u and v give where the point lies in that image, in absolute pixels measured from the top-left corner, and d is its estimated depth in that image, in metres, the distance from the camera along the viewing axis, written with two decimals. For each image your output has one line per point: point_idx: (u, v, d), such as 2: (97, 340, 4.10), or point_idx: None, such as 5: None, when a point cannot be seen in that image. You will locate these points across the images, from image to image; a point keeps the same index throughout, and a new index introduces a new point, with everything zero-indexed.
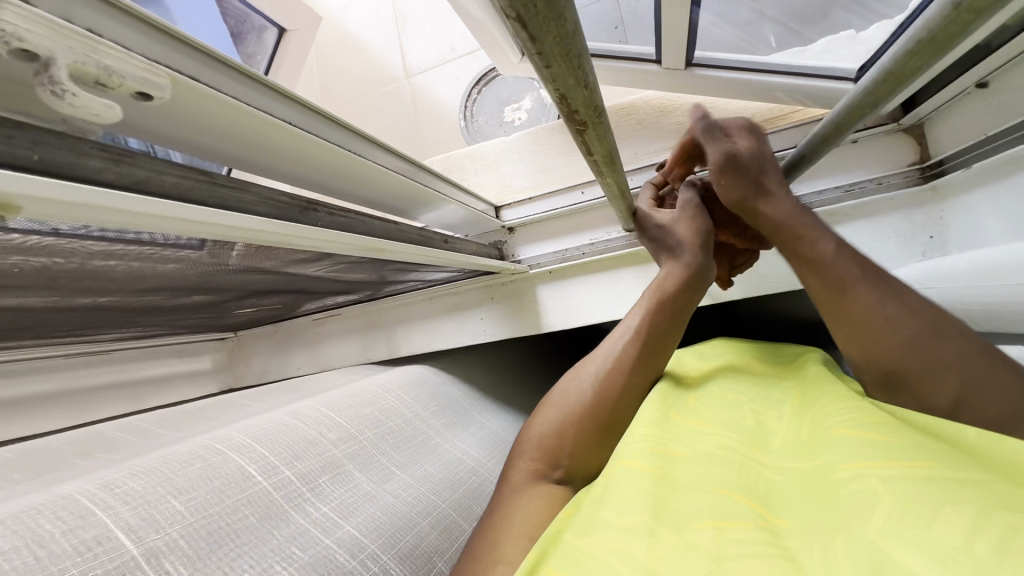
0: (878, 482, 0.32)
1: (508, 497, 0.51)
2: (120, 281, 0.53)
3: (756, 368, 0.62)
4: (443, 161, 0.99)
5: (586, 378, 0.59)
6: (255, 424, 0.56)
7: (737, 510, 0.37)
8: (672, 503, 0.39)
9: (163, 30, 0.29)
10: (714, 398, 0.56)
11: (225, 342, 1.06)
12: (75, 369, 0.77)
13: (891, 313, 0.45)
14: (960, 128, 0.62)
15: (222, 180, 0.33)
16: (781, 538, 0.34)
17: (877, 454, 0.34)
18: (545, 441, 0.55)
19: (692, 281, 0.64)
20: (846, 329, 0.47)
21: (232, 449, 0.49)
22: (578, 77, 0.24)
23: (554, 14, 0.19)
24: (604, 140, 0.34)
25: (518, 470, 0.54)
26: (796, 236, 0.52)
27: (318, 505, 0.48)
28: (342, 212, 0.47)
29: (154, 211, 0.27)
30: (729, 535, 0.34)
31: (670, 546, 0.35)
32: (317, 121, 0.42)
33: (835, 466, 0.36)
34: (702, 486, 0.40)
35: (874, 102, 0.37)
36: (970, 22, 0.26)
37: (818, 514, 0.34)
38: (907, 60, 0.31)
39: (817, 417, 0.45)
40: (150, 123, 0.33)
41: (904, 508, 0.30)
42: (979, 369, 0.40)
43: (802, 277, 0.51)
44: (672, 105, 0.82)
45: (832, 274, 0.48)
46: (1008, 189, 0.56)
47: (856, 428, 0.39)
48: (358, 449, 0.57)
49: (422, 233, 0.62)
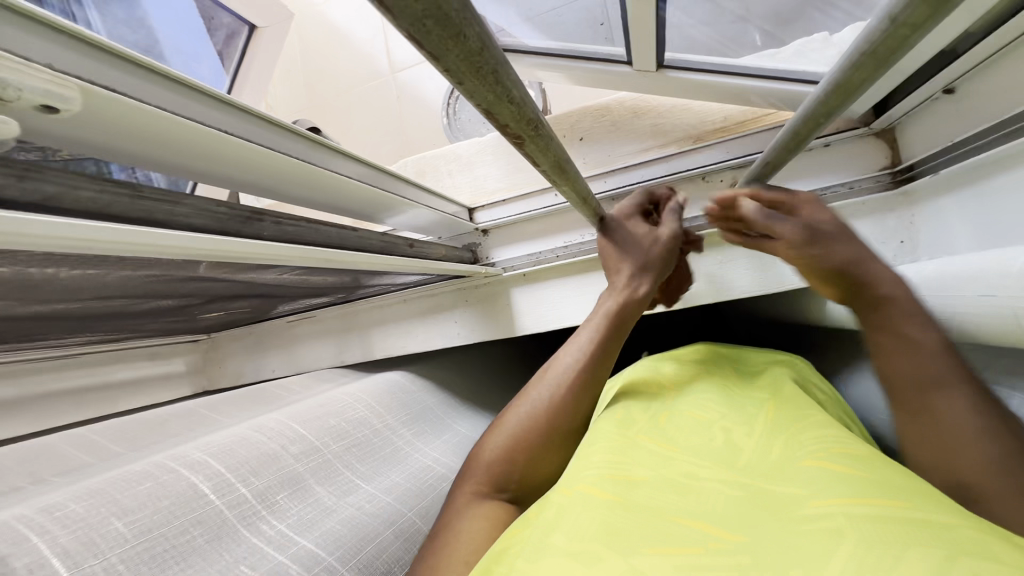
0: (847, 519, 0.33)
1: (452, 516, 0.52)
2: (70, 296, 0.51)
3: (719, 379, 0.62)
4: (417, 162, 0.97)
5: (531, 397, 0.60)
6: (214, 437, 0.54)
7: (690, 536, 0.36)
8: (621, 525, 0.38)
9: (66, 34, 0.28)
10: (681, 415, 0.55)
11: (200, 344, 1.02)
12: (43, 374, 0.72)
13: (982, 421, 0.40)
14: (929, 133, 0.62)
15: (150, 196, 0.35)
16: (731, 557, 0.34)
17: (846, 489, 0.36)
18: (490, 461, 0.57)
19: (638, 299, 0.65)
20: (923, 425, 0.43)
21: (186, 466, 0.47)
22: (498, 93, 0.23)
23: (452, 33, 0.18)
24: (549, 150, 0.34)
25: (466, 487, 0.55)
26: (881, 307, 0.47)
27: (272, 522, 0.47)
28: (291, 221, 0.48)
29: (60, 234, 0.28)
30: (676, 562, 0.34)
31: (617, 569, 0.34)
32: (259, 127, 0.42)
33: (803, 501, 0.37)
34: (657, 512, 0.40)
35: (827, 114, 0.37)
36: (908, 36, 0.25)
37: (775, 539, 0.35)
38: (853, 72, 0.30)
39: (785, 442, 0.45)
40: (75, 134, 0.32)
41: (870, 547, 0.31)
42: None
43: (879, 353, 0.47)
44: (646, 107, 0.81)
45: (918, 361, 0.44)
46: (975, 194, 0.56)
47: (828, 459, 0.40)
48: (320, 461, 0.56)
49: (384, 239, 0.62)
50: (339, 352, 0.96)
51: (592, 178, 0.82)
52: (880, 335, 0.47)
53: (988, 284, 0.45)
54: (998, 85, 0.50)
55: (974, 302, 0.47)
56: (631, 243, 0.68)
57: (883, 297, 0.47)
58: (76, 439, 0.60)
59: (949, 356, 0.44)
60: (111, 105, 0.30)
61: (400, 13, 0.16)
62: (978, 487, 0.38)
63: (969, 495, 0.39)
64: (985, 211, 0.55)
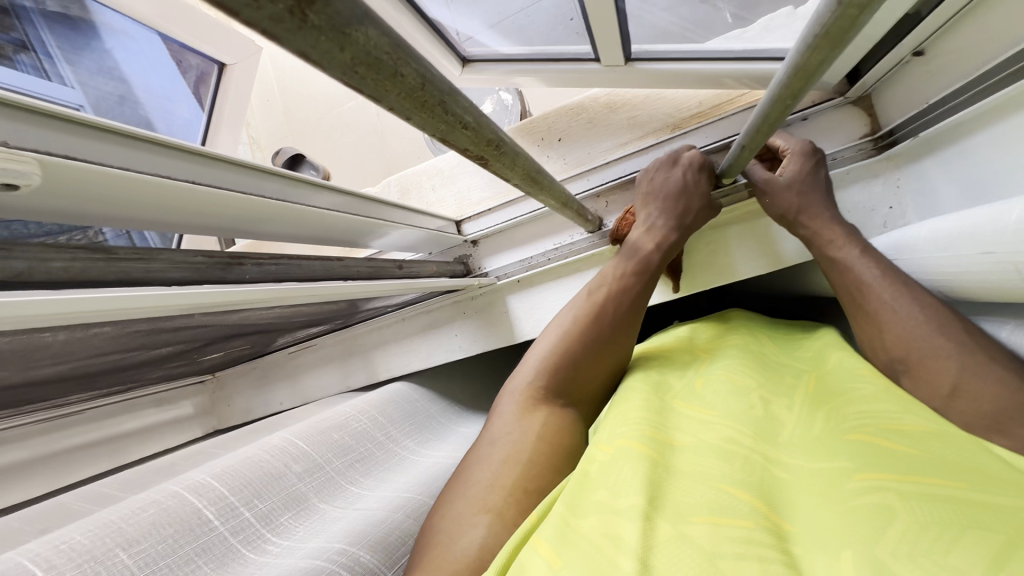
0: (897, 498, 0.35)
1: (504, 426, 0.55)
2: (58, 361, 0.50)
3: (763, 344, 0.63)
4: (400, 180, 0.97)
5: (590, 301, 0.65)
6: (219, 462, 0.54)
7: (738, 505, 0.38)
8: (667, 489, 0.41)
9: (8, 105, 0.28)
10: (717, 378, 0.55)
11: (206, 384, 1.02)
12: (56, 432, 0.72)
13: (899, 311, 0.53)
14: (904, 97, 0.62)
15: (124, 255, 0.36)
16: (784, 541, 0.36)
17: (891, 467, 0.37)
18: (541, 374, 0.60)
19: (672, 250, 0.70)
20: (866, 324, 0.56)
21: (190, 491, 0.47)
22: (450, 123, 0.23)
23: (388, 75, 0.18)
24: (517, 164, 0.34)
25: (517, 396, 0.58)
26: (826, 242, 0.62)
27: (277, 542, 0.47)
28: (273, 260, 0.49)
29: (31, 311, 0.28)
30: (726, 532, 0.36)
31: (667, 538, 0.37)
32: (227, 171, 0.43)
33: (846, 473, 0.39)
34: (700, 476, 0.42)
35: (793, 95, 0.36)
36: (857, 15, 0.25)
37: (825, 518, 0.37)
38: (810, 55, 0.30)
39: (830, 412, 0.46)
40: (41, 203, 0.33)
41: (922, 526, 0.33)
42: (970, 361, 0.46)
43: (830, 275, 0.61)
44: (620, 101, 0.80)
45: (854, 276, 0.58)
46: (958, 153, 0.56)
47: (869, 434, 0.41)
48: (323, 479, 0.56)
49: (370, 263, 0.62)
50: (344, 377, 0.95)
51: (575, 178, 0.81)
52: (826, 264, 0.62)
53: (974, 239, 0.45)
54: (965, 41, 0.50)
55: (966, 264, 0.46)
56: (673, 192, 0.69)
57: (821, 231, 0.63)
58: (88, 494, 0.60)
59: (879, 264, 0.57)
60: (67, 171, 0.31)
61: (330, 66, 0.17)
62: (905, 357, 0.51)
63: (900, 365, 0.52)
64: (969, 168, 0.54)
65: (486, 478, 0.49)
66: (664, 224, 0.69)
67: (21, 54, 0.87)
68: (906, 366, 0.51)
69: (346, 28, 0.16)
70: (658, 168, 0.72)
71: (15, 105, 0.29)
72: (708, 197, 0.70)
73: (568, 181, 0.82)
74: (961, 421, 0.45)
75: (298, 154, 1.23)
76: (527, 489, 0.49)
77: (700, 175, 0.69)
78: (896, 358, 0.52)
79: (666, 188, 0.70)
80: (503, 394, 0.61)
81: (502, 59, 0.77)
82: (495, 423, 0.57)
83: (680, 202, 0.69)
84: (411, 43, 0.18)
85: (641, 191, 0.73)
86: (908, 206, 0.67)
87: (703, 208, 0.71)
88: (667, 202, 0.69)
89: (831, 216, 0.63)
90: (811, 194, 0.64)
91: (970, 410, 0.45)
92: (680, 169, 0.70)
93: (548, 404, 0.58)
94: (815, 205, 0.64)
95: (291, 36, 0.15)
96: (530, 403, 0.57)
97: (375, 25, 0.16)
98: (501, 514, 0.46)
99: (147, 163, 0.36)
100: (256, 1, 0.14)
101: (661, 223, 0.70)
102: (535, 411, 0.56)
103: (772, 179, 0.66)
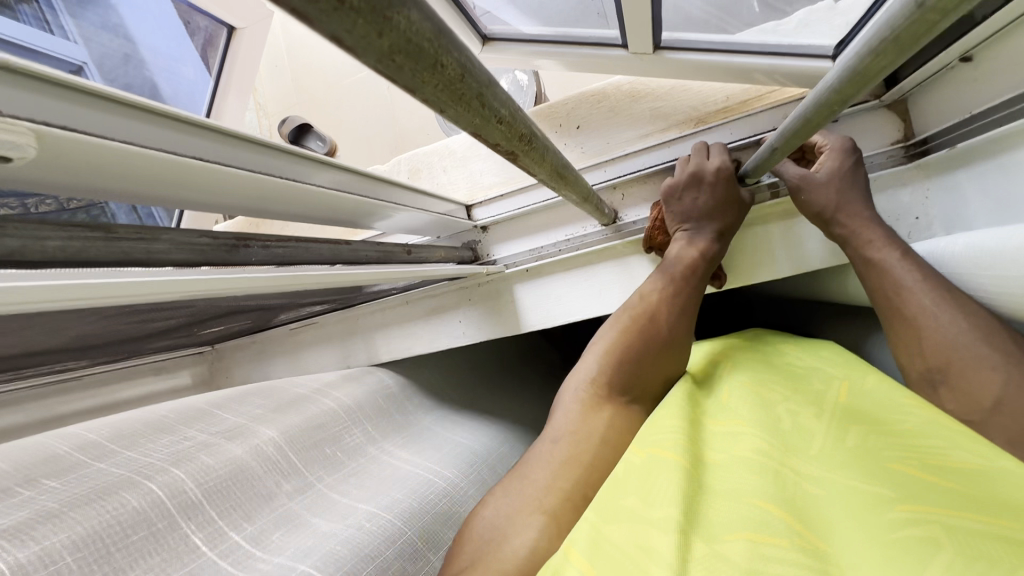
0: (944, 531, 0.33)
1: (568, 422, 0.55)
2: (52, 332, 0.48)
3: (791, 352, 0.63)
4: (411, 158, 0.95)
5: (639, 306, 0.64)
6: (209, 454, 0.51)
7: (772, 522, 0.37)
8: (699, 507, 0.41)
9: (16, 73, 0.27)
10: (744, 390, 0.54)
11: (204, 355, 1.00)
12: (53, 397, 0.71)
13: (942, 316, 0.51)
14: (943, 105, 0.59)
15: (126, 234, 0.34)
16: (819, 558, 0.35)
17: (936, 499, 0.36)
18: (604, 370, 0.59)
19: (716, 257, 0.68)
20: (900, 331, 0.54)
21: (180, 509, 0.43)
22: (485, 116, 0.22)
23: (428, 62, 0.17)
24: (547, 159, 0.32)
25: (579, 391, 0.58)
26: (864, 242, 0.60)
27: (268, 559, 0.44)
28: (280, 242, 0.48)
29: None
30: (764, 551, 0.35)
31: (699, 555, 0.36)
32: (235, 147, 0.41)
33: (886, 500, 0.37)
34: (732, 495, 0.41)
35: (842, 100, 0.34)
36: (937, 21, 0.24)
37: (862, 542, 0.35)
38: (872, 60, 0.28)
39: (864, 427, 0.45)
40: (39, 176, 0.31)
41: (972, 562, 0.31)
42: (1016, 375, 0.45)
43: (868, 279, 0.59)
44: (643, 90, 0.77)
45: (892, 280, 0.56)
46: (993, 169, 0.54)
47: (914, 462, 0.40)
48: (314, 496, 0.53)
49: (378, 248, 0.61)
50: (345, 357, 0.93)
51: (592, 168, 0.79)
52: (863, 265, 0.60)
53: None
54: (1017, 51, 0.47)
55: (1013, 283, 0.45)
56: (709, 207, 0.67)
57: (859, 231, 0.60)
58: None
59: (921, 269, 0.55)
60: (67, 142, 0.29)
61: (367, 54, 0.16)
62: (945, 368, 0.50)
63: (938, 374, 0.51)
64: (1005, 185, 0.52)
65: (544, 477, 0.50)
66: (707, 236, 0.67)
67: (23, 4, 0.84)
68: (945, 375, 0.50)
69: (386, 11, 0.15)
70: (685, 184, 0.68)
71: (31, 76, 0.27)
72: (744, 199, 0.68)
73: (585, 171, 0.79)
74: (1005, 437, 0.44)
75: (305, 125, 1.20)
76: (585, 492, 0.50)
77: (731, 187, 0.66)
78: (934, 366, 0.51)
79: (704, 194, 0.67)
80: (563, 389, 0.60)
81: (524, 39, 0.74)
82: (558, 416, 0.57)
83: (716, 217, 0.67)
84: (450, 28, 0.17)
85: (674, 206, 0.70)
86: (934, 219, 0.65)
87: (741, 212, 0.68)
88: (705, 217, 0.67)
89: (870, 216, 0.61)
90: (850, 192, 0.62)
91: (1016, 426, 0.44)
92: (710, 187, 0.67)
93: (614, 400, 0.57)
94: (854, 202, 0.62)
95: (326, 19, 0.14)
96: (593, 401, 0.57)
97: (415, 7, 0.15)
98: (555, 518, 0.47)
99: (156, 136, 0.35)
100: None
101: (703, 232, 0.67)
102: (599, 409, 0.56)
103: (808, 175, 0.64)
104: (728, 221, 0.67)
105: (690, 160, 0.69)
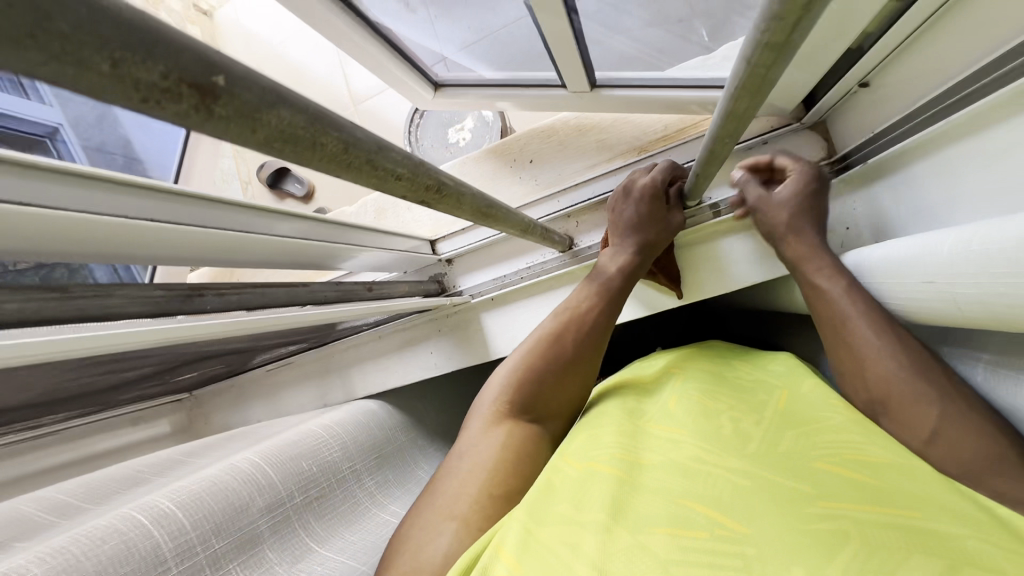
0: (849, 524, 0.36)
1: (470, 440, 0.58)
2: (23, 387, 0.50)
3: (737, 368, 0.66)
4: (377, 198, 0.99)
5: (554, 322, 0.67)
6: (177, 482, 0.52)
7: (694, 518, 0.40)
8: (631, 505, 0.43)
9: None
10: (690, 397, 0.57)
11: (182, 403, 1.01)
12: (29, 453, 0.72)
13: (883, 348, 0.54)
14: (854, 125, 0.64)
15: (80, 294, 0.38)
16: (734, 543, 0.38)
17: (850, 495, 0.39)
18: (507, 390, 0.62)
19: (637, 271, 0.71)
20: (846, 357, 0.57)
21: (153, 521, 0.44)
22: (381, 176, 0.27)
23: (306, 146, 0.22)
24: (466, 202, 0.36)
25: (484, 412, 0.61)
26: (807, 255, 0.64)
27: None
28: (235, 290, 0.51)
29: None
30: (681, 543, 0.38)
31: (624, 546, 0.39)
32: (198, 207, 0.44)
33: (810, 497, 0.40)
34: (665, 494, 0.44)
35: (732, 135, 0.38)
36: (765, 73, 0.28)
37: (777, 525, 0.38)
38: (736, 104, 0.32)
39: (790, 435, 0.48)
40: (14, 247, 0.35)
41: (867, 552, 0.34)
42: (950, 409, 0.48)
43: (811, 295, 0.63)
44: (589, 124, 0.83)
45: (832, 293, 0.60)
46: (901, 181, 0.59)
47: (836, 463, 0.43)
48: (280, 518, 0.54)
49: (339, 288, 0.64)
50: (322, 394, 0.95)
51: (546, 198, 0.83)
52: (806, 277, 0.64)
53: (919, 268, 0.47)
54: (903, 77, 0.53)
55: (916, 285, 0.49)
56: (632, 222, 0.70)
57: (805, 251, 0.65)
58: None
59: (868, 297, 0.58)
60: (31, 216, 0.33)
61: (249, 144, 0.20)
62: (886, 399, 0.52)
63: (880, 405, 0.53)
64: (912, 196, 0.57)
65: (454, 488, 0.52)
66: (627, 251, 0.71)
67: None
68: (886, 407, 0.53)
69: (257, 116, 0.19)
70: (618, 200, 0.73)
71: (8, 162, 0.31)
72: (666, 218, 0.71)
73: (540, 202, 0.83)
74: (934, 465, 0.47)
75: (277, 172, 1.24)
76: (493, 495, 0.52)
77: (655, 204, 0.70)
78: (876, 396, 0.54)
79: (629, 210, 0.71)
80: (472, 411, 0.63)
81: (475, 83, 0.79)
82: (464, 438, 0.59)
83: (639, 231, 0.70)
84: (326, 115, 0.22)
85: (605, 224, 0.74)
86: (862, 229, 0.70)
87: (666, 230, 0.71)
88: (628, 231, 0.70)
89: (816, 240, 0.65)
90: (803, 216, 0.67)
91: (945, 454, 0.46)
92: (636, 202, 0.71)
93: (516, 419, 0.60)
94: (803, 226, 0.66)
95: (204, 127, 0.19)
96: (496, 418, 0.59)
97: (285, 108, 0.20)
98: (467, 521, 0.48)
99: (121, 203, 0.39)
100: (158, 105, 0.17)
101: (624, 246, 0.71)
102: (498, 426, 0.58)
103: (767, 198, 0.69)
104: (650, 236, 0.70)
105: (629, 178, 0.73)
